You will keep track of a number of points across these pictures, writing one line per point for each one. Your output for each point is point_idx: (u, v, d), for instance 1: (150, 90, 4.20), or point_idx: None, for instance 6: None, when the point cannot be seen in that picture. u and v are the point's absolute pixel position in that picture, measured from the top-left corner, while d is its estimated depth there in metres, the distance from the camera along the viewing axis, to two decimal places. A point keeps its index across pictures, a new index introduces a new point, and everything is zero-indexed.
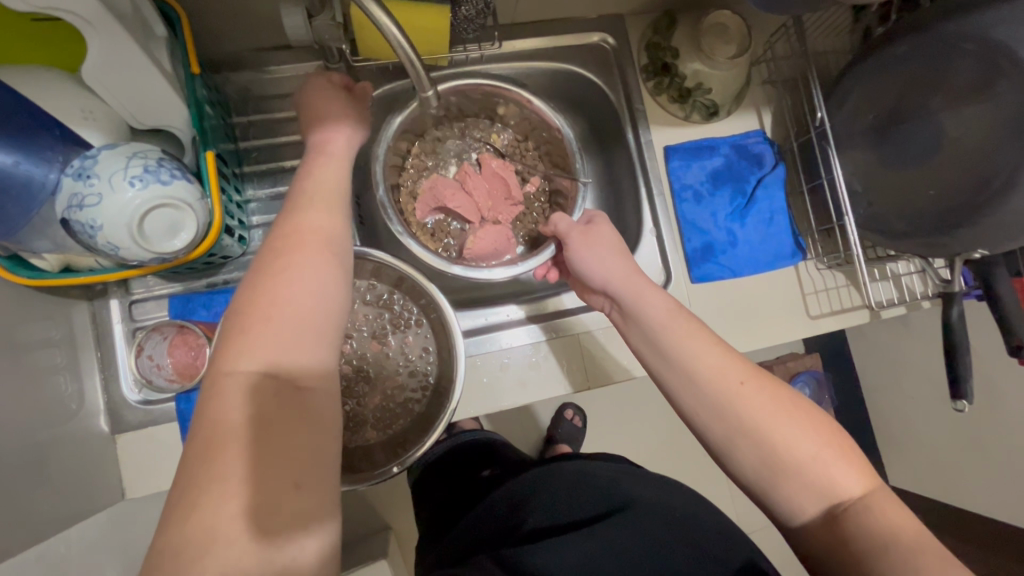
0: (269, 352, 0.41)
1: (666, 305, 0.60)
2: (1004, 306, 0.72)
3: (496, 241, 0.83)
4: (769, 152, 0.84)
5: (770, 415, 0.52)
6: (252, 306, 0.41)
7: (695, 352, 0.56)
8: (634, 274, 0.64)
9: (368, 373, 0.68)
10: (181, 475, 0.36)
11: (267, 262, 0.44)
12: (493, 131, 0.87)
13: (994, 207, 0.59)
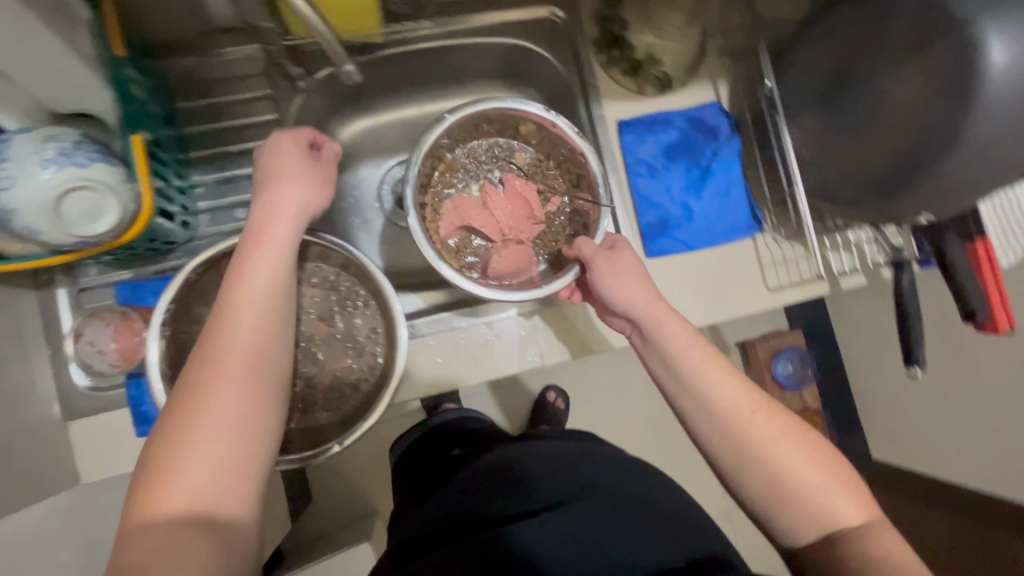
0: (200, 456, 0.45)
1: (682, 336, 0.62)
2: (957, 271, 0.71)
3: (521, 262, 0.78)
4: (725, 124, 0.83)
5: (780, 445, 0.57)
6: (183, 415, 0.46)
7: (711, 382, 0.60)
8: (652, 300, 0.64)
9: (316, 355, 0.69)
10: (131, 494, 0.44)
11: (199, 372, 0.48)
12: (517, 149, 0.81)
13: (935, 169, 0.58)
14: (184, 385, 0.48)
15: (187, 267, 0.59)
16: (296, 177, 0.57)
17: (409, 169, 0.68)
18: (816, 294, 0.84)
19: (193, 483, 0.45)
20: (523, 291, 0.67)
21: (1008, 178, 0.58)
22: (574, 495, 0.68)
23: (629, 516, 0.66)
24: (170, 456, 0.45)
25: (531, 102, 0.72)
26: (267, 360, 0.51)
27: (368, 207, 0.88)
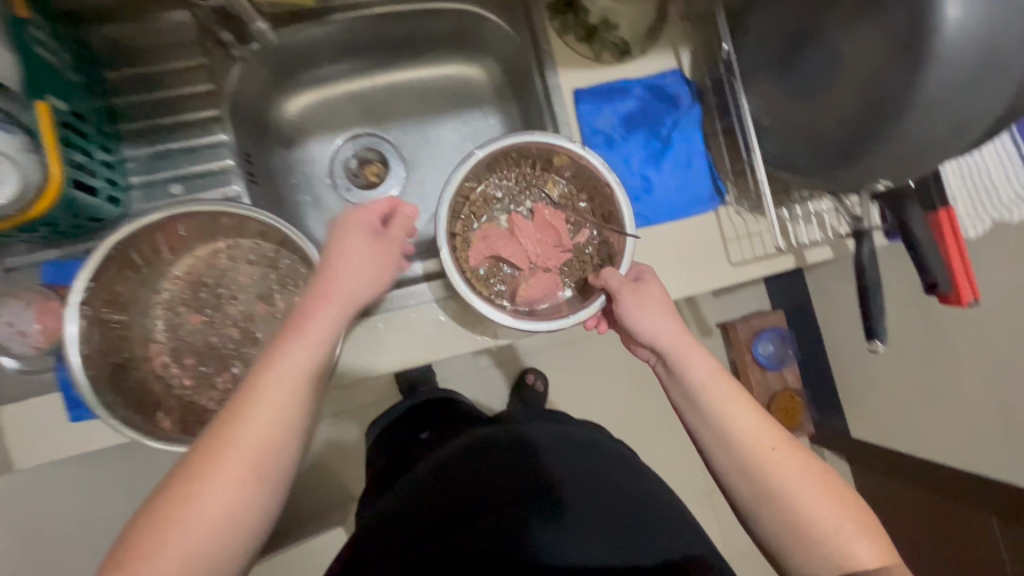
0: (191, 535, 0.47)
1: (715, 379, 0.63)
2: (919, 241, 0.68)
3: (548, 289, 0.78)
4: (686, 93, 0.80)
5: (805, 489, 0.58)
6: (184, 489, 0.48)
7: (739, 420, 0.61)
8: (686, 342, 0.65)
9: (254, 335, 0.67)
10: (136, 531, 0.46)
11: (211, 447, 0.49)
12: (547, 179, 0.80)
13: (889, 132, 0.55)
14: (195, 455, 0.49)
15: (108, 240, 0.56)
16: (352, 259, 0.58)
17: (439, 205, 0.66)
18: (782, 268, 0.82)
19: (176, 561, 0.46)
20: (552, 321, 0.68)
21: (966, 141, 0.55)
22: (588, 499, 0.68)
23: (625, 513, 0.67)
24: (165, 531, 0.46)
25: (563, 137, 0.70)
26: (281, 446, 0.51)
27: (319, 183, 0.86)
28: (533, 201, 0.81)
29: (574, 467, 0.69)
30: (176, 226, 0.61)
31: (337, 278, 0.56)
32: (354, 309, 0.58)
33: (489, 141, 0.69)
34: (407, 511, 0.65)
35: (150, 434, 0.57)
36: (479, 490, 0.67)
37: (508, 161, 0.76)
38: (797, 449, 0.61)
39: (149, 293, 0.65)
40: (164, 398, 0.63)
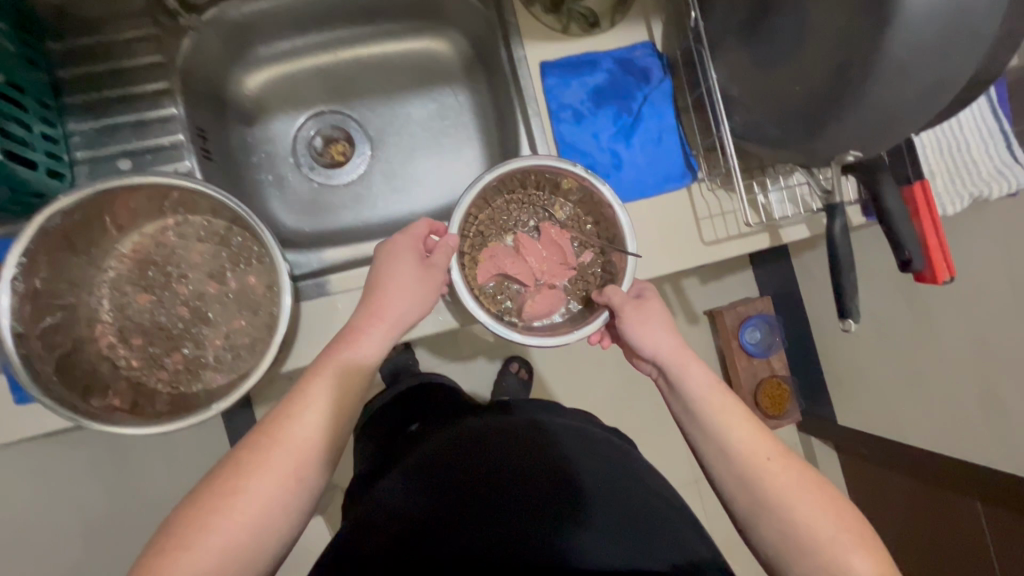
0: (228, 528, 0.50)
1: (718, 394, 0.63)
2: (892, 218, 0.66)
3: (554, 307, 0.77)
4: (657, 66, 0.77)
5: (806, 506, 0.56)
6: (230, 485, 0.52)
7: (738, 432, 0.61)
8: (689, 359, 0.66)
9: (205, 314, 0.65)
10: (184, 514, 0.50)
11: (255, 448, 0.54)
12: (553, 202, 0.79)
13: (856, 96, 0.53)
14: (242, 454, 0.54)
15: (41, 215, 0.53)
16: (400, 281, 0.64)
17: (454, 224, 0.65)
18: (758, 247, 0.79)
19: (210, 552, 0.49)
20: (556, 339, 0.68)
21: (933, 107, 0.53)
22: (607, 501, 0.67)
23: (642, 505, 0.66)
24: (209, 520, 0.50)
25: (577, 163, 0.69)
26: (322, 452, 0.56)
27: (281, 162, 0.84)
28: (540, 219, 0.79)
29: (591, 464, 0.68)
30: (115, 201, 0.59)
31: (384, 301, 0.63)
32: (397, 333, 0.64)
33: (498, 168, 0.67)
34: (407, 514, 0.64)
35: (89, 415, 0.55)
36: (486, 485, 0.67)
37: (518, 184, 0.75)
38: (801, 465, 0.59)
39: (95, 271, 0.63)
40: (110, 379, 0.61)
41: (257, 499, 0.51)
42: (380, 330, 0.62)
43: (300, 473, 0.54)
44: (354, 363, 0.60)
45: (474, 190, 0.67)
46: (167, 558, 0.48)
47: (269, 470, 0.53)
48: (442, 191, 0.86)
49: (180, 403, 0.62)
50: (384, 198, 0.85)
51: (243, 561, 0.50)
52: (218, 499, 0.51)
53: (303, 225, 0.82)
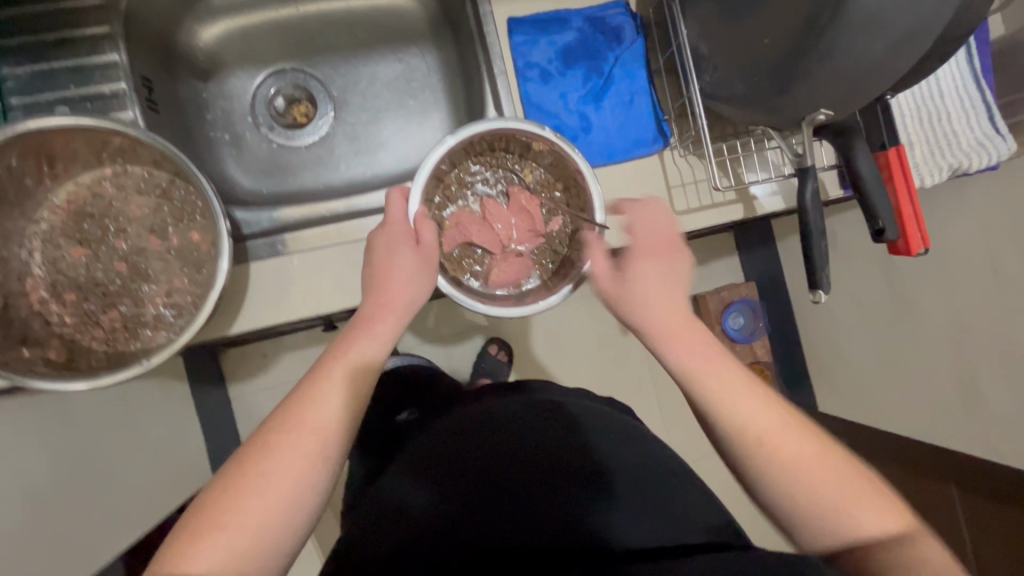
0: (250, 515, 0.46)
1: (713, 363, 0.53)
2: (866, 185, 0.64)
3: (522, 277, 0.72)
4: (629, 25, 0.74)
5: (818, 485, 0.47)
6: (249, 470, 0.48)
7: (734, 408, 0.50)
8: (676, 322, 0.56)
9: (145, 270, 0.62)
10: (203, 503, 0.46)
11: (271, 432, 0.50)
12: (522, 165, 0.72)
13: (824, 46, 0.50)
14: (261, 440, 0.50)
15: None
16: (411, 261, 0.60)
17: (415, 185, 0.62)
18: (734, 220, 0.76)
19: (234, 539, 0.45)
20: (518, 308, 0.65)
21: (903, 58, 0.51)
22: (625, 476, 0.65)
23: (657, 476, 0.65)
24: (232, 508, 0.46)
25: (546, 127, 0.64)
26: (343, 434, 0.52)
27: (238, 120, 0.80)
28: (507, 183, 0.73)
29: (609, 438, 0.66)
30: (43, 144, 0.55)
31: (397, 282, 0.59)
32: (414, 313, 0.60)
33: (460, 130, 0.62)
34: (413, 506, 0.64)
35: (12, 370, 0.52)
36: (497, 468, 0.66)
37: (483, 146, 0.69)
38: (811, 432, 0.49)
39: (25, 222, 0.59)
40: (41, 336, 0.58)
41: (280, 484, 0.47)
42: (399, 305, 0.59)
43: (323, 456, 0.50)
44: (374, 345, 0.57)
45: (434, 155, 0.62)
46: (185, 544, 0.44)
47: (288, 452, 0.49)
48: (407, 155, 0.83)
49: (116, 361, 0.59)
50: (348, 161, 0.82)
51: (265, 551, 0.46)
52: (240, 484, 0.47)
53: (261, 186, 0.79)
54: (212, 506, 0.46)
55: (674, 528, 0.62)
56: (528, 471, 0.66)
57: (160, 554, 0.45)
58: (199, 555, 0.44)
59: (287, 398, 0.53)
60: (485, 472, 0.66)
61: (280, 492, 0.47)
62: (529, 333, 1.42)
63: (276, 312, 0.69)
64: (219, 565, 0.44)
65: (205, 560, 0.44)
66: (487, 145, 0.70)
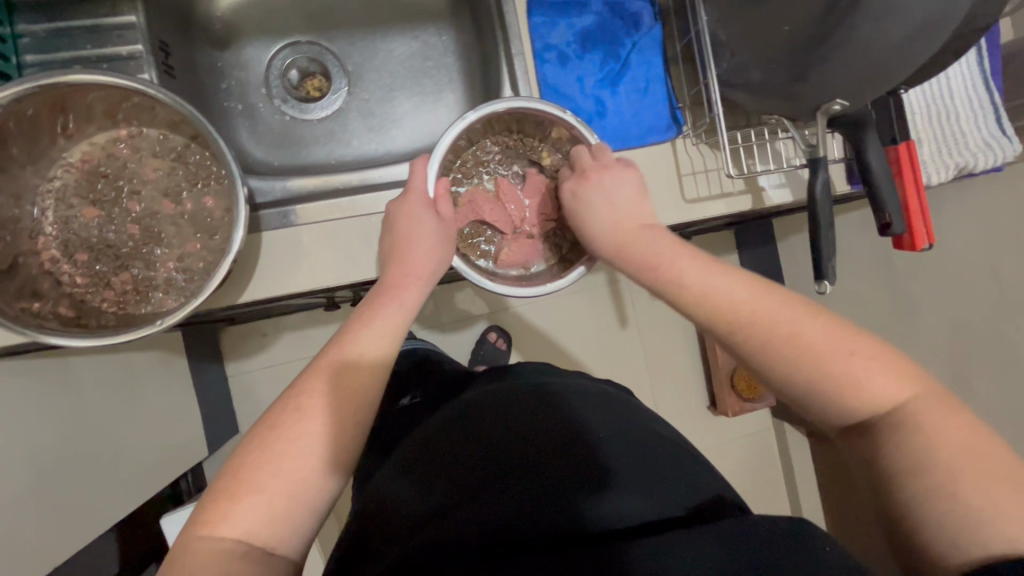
0: (285, 477, 0.47)
1: (677, 258, 0.52)
2: (874, 176, 0.64)
3: (531, 259, 0.73)
4: (648, 11, 0.75)
5: (805, 351, 0.43)
6: (283, 432, 0.49)
7: (704, 291, 0.48)
8: (635, 227, 0.57)
9: (158, 234, 0.62)
10: (235, 461, 0.48)
11: (302, 395, 0.52)
12: (540, 149, 0.73)
13: (840, 34, 0.50)
14: (288, 400, 0.52)
15: None
16: (430, 235, 0.63)
17: (431, 159, 0.63)
18: (742, 211, 0.77)
19: (271, 500, 0.46)
20: (525, 289, 0.66)
21: (917, 49, 0.51)
22: (616, 447, 0.64)
23: (653, 455, 0.64)
24: (261, 463, 0.48)
25: (568, 110, 0.64)
26: (371, 401, 0.54)
27: (252, 91, 0.80)
28: (524, 165, 0.74)
29: (604, 422, 0.66)
30: (60, 101, 0.55)
31: (416, 252, 0.62)
32: (435, 284, 0.63)
33: (478, 108, 0.62)
34: (402, 511, 0.59)
35: (24, 326, 0.52)
36: (487, 451, 0.63)
37: (501, 126, 0.69)
38: (791, 298, 0.46)
39: (38, 180, 0.59)
40: (50, 295, 0.58)
41: (315, 447, 0.49)
42: (419, 273, 0.62)
43: (354, 421, 0.52)
44: (402, 312, 0.59)
45: (453, 133, 0.62)
46: (222, 505, 0.46)
47: (320, 416, 0.50)
48: (420, 133, 0.83)
49: (125, 323, 0.59)
50: (361, 136, 0.82)
51: (295, 508, 0.47)
52: (267, 440, 0.49)
53: (273, 158, 0.79)
54: (242, 462, 0.48)
55: (669, 501, 0.60)
56: (517, 448, 0.63)
57: (196, 515, 0.46)
58: (237, 516, 0.45)
59: (313, 360, 0.56)
60: (475, 455, 0.63)
61: (314, 454, 0.49)
62: (529, 323, 1.43)
63: (285, 282, 0.70)
64: (255, 526, 0.45)
65: (242, 521, 0.45)
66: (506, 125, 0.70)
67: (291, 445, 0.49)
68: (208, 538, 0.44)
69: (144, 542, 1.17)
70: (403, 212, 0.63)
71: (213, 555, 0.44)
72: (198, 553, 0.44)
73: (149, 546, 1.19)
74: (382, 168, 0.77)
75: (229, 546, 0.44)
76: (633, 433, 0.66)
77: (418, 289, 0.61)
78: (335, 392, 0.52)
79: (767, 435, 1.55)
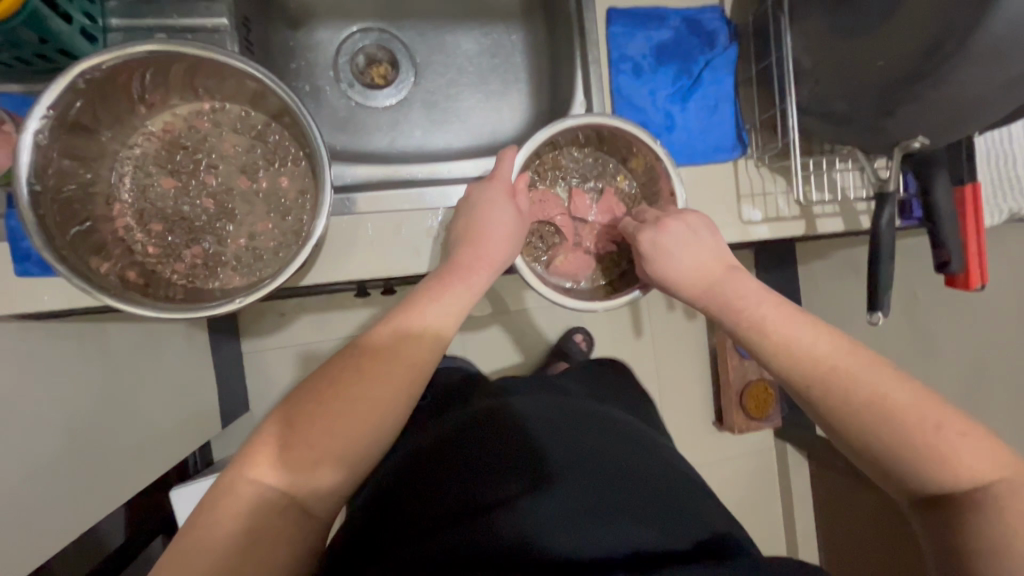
0: (334, 435, 0.49)
1: (761, 304, 0.55)
2: (940, 218, 0.66)
3: (582, 274, 0.73)
4: (724, 32, 0.75)
5: (864, 390, 0.48)
6: (342, 389, 0.51)
7: (759, 315, 0.55)
8: (721, 270, 0.59)
9: (231, 210, 0.62)
10: (292, 409, 0.50)
11: (363, 361, 0.53)
12: (619, 174, 0.74)
13: (939, 76, 0.51)
14: (351, 360, 0.53)
15: (77, 68, 0.49)
16: (499, 226, 0.62)
17: (523, 151, 0.64)
18: (793, 236, 0.78)
19: (313, 455, 0.48)
20: (574, 300, 0.66)
21: (1009, 98, 0.53)
22: (614, 475, 0.61)
23: (657, 483, 0.62)
24: (315, 418, 0.49)
25: (660, 143, 0.65)
26: (422, 376, 0.55)
27: (320, 72, 0.80)
28: (602, 186, 0.75)
29: (608, 445, 0.65)
30: (154, 69, 0.55)
31: (493, 242, 0.62)
32: (498, 276, 0.64)
33: (580, 115, 0.63)
34: (401, 528, 0.56)
35: (96, 287, 0.52)
36: (484, 467, 0.61)
37: (596, 141, 0.70)
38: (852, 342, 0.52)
39: (118, 146, 0.59)
40: (122, 261, 0.58)
41: (365, 410, 0.51)
42: (486, 264, 0.62)
43: (406, 395, 0.53)
44: (465, 298, 0.60)
45: (551, 131, 0.63)
46: (269, 449, 0.49)
47: (377, 380, 0.52)
48: (481, 131, 0.83)
49: (192, 295, 0.59)
50: (422, 128, 0.82)
51: (329, 473, 0.49)
52: (325, 395, 0.51)
53: (335, 142, 0.79)
54: (300, 412, 0.50)
55: (677, 536, 0.57)
56: (515, 467, 0.60)
57: (245, 455, 0.49)
58: (281, 464, 0.48)
59: (377, 324, 0.57)
60: (466, 473, 0.60)
61: (364, 419, 0.51)
62: (546, 324, 1.43)
63: (344, 268, 0.69)
64: (296, 480, 0.48)
65: (284, 470, 0.48)
66: (600, 142, 0.71)
67: (347, 407, 0.50)
68: (254, 482, 0.47)
69: (155, 511, 1.17)
70: (475, 201, 0.63)
71: (250, 500, 0.46)
72: (242, 493, 0.47)
73: (158, 516, 1.19)
74: (450, 163, 0.76)
75: (265, 483, 0.47)
76: (639, 462, 0.63)
77: (483, 277, 0.62)
78: (391, 365, 0.53)
79: (768, 454, 1.57)
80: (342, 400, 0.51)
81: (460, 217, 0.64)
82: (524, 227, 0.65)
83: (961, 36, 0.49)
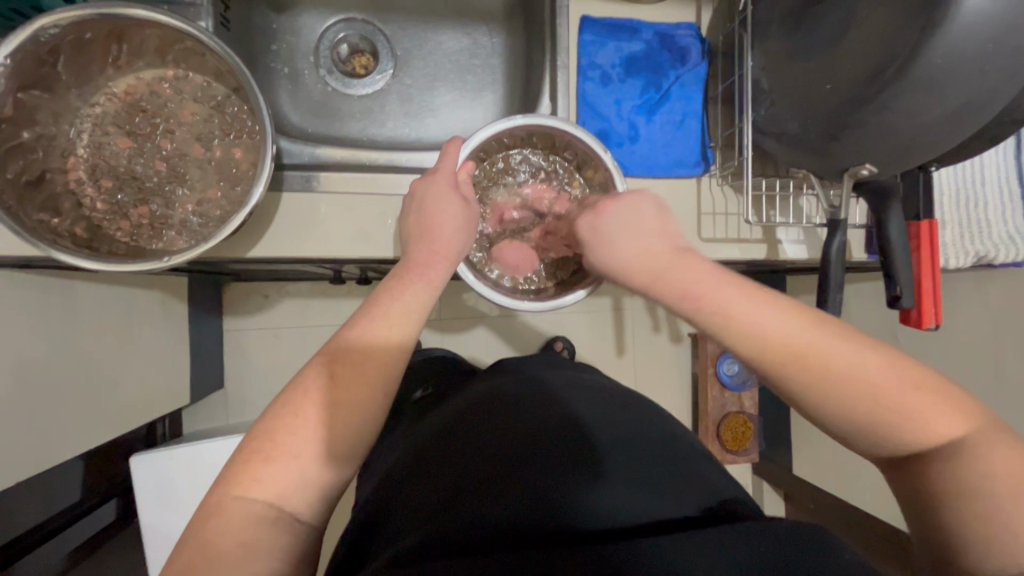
0: (311, 441, 0.47)
1: (709, 284, 0.50)
2: (891, 250, 0.64)
3: (522, 270, 0.74)
4: (697, 48, 0.76)
5: (886, 420, 0.41)
6: (313, 395, 0.49)
7: (756, 337, 0.46)
8: (665, 253, 0.54)
9: (182, 174, 0.64)
10: (262, 425, 0.48)
11: (333, 363, 0.51)
12: (573, 178, 0.74)
13: (883, 102, 0.51)
14: (321, 363, 0.51)
15: (34, 24, 0.51)
16: (451, 221, 0.63)
17: (465, 146, 0.66)
18: (755, 260, 0.77)
19: (297, 464, 0.46)
20: (502, 295, 0.66)
21: (955, 130, 0.52)
22: (619, 443, 0.56)
23: (662, 447, 0.57)
24: (294, 417, 0.48)
25: (609, 152, 0.65)
26: (394, 377, 0.53)
27: (301, 57, 0.82)
28: (557, 189, 0.75)
29: (601, 412, 0.61)
30: (113, 30, 0.57)
31: (445, 233, 0.62)
32: (459, 266, 0.63)
33: (526, 115, 0.64)
34: (401, 513, 0.51)
35: (40, 238, 0.53)
36: (475, 448, 0.56)
37: (549, 142, 0.71)
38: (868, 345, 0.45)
39: (80, 104, 0.61)
40: (69, 214, 0.59)
41: (336, 415, 0.48)
42: (446, 252, 0.61)
43: (383, 393, 0.51)
44: (429, 289, 0.58)
45: (496, 128, 0.65)
46: (255, 466, 0.45)
47: (348, 382, 0.50)
48: (453, 128, 0.84)
49: (138, 255, 0.61)
50: (396, 120, 0.83)
51: (313, 471, 0.47)
52: (293, 403, 0.48)
53: (307, 124, 0.81)
54: (269, 425, 0.48)
55: (695, 500, 0.51)
56: (511, 442, 0.55)
57: (229, 474, 0.46)
58: (267, 477, 0.45)
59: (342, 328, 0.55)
60: (457, 457, 0.55)
61: (338, 419, 0.48)
62: (528, 332, 1.41)
63: (296, 244, 0.70)
64: (286, 490, 0.45)
65: (275, 484, 0.45)
66: (553, 145, 0.72)
67: (315, 408, 0.48)
68: (240, 499, 0.44)
69: (111, 476, 1.17)
70: (430, 204, 0.63)
71: (246, 518, 0.43)
72: (229, 511, 0.43)
73: (114, 482, 1.19)
74: (408, 152, 0.77)
75: (257, 498, 0.44)
76: (637, 427, 0.60)
77: (445, 270, 0.61)
78: (355, 356, 0.51)
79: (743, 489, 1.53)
80: (314, 395, 0.49)
81: (419, 216, 0.63)
82: (474, 219, 0.66)
83: (903, 61, 0.48)
